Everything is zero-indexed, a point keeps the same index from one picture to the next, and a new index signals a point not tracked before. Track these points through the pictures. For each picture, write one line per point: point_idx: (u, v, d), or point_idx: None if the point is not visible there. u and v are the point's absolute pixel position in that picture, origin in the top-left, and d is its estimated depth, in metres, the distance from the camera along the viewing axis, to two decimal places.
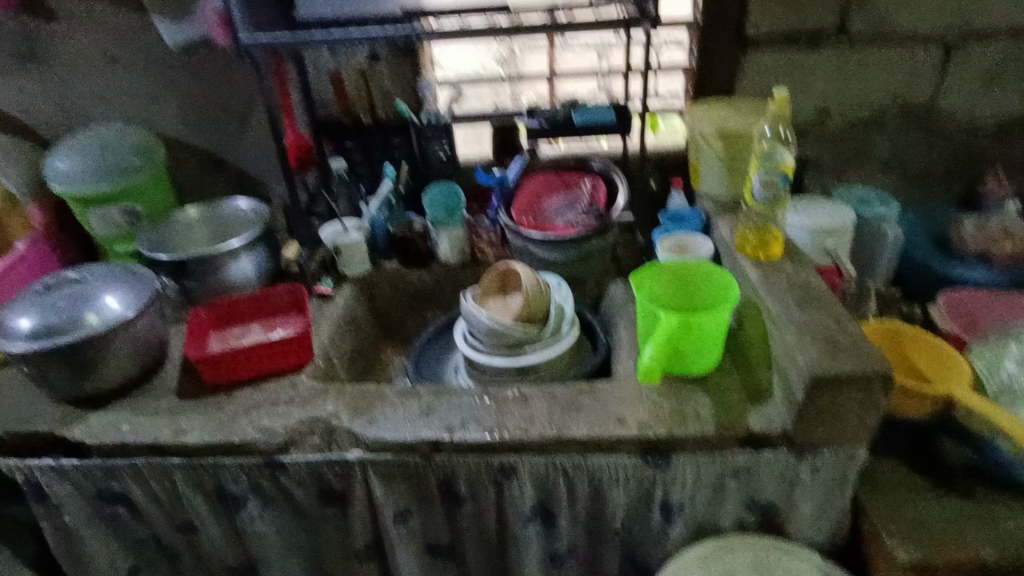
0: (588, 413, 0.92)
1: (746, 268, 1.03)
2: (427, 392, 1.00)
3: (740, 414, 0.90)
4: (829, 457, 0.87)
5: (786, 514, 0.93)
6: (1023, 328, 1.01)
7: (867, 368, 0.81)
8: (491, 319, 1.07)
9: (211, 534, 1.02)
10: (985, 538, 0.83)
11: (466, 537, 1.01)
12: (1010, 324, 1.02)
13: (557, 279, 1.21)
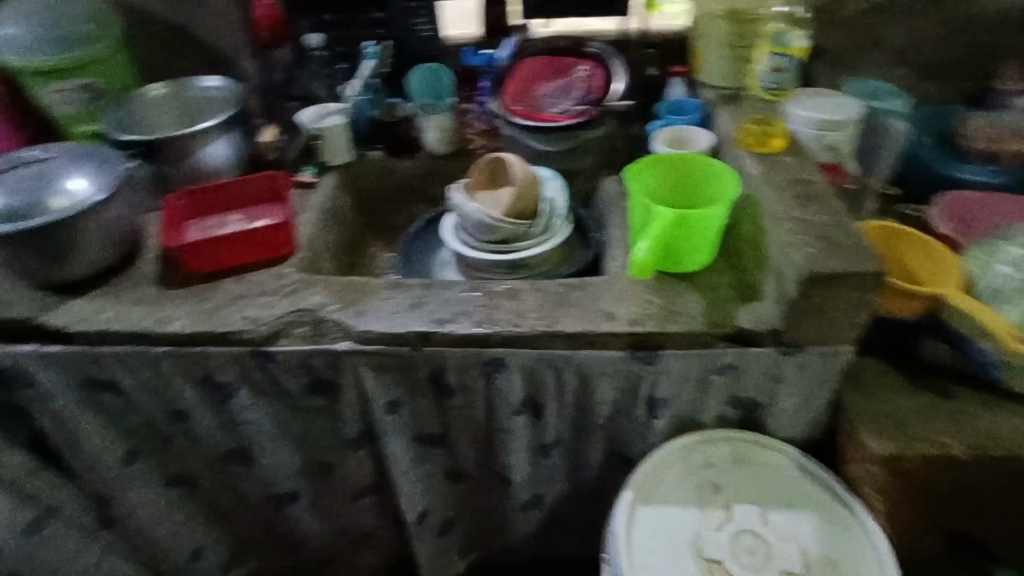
0: (579, 308, 0.92)
1: (746, 162, 0.99)
2: (416, 284, 0.98)
3: (731, 311, 0.89)
4: (815, 354, 0.88)
5: (766, 407, 0.97)
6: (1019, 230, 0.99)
7: (863, 266, 0.80)
8: (482, 213, 1.03)
9: (204, 420, 1.03)
10: (956, 434, 0.87)
11: (456, 425, 1.05)
12: (1007, 226, 1.01)
13: (550, 173, 1.16)
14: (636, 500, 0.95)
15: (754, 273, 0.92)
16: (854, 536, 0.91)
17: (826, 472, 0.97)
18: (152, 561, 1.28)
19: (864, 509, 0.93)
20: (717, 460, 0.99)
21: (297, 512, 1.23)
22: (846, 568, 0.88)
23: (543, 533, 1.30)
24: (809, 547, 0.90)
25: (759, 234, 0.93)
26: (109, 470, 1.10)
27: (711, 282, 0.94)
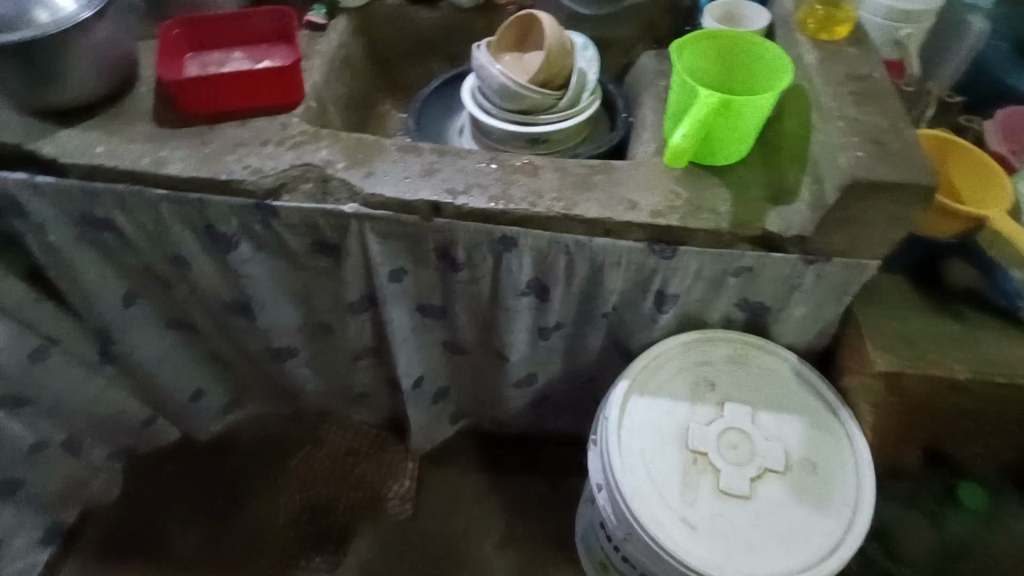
0: (601, 193, 0.87)
1: (804, 49, 0.89)
2: (430, 150, 0.92)
3: (760, 212, 0.85)
4: (838, 265, 0.85)
5: (775, 313, 0.96)
6: None
7: (912, 177, 0.74)
8: (505, 77, 0.95)
9: (204, 269, 1.01)
10: (964, 358, 0.86)
11: (459, 299, 1.04)
12: None
13: (585, 40, 1.05)
14: (631, 389, 0.97)
15: (790, 174, 0.86)
16: (837, 441, 0.93)
17: (820, 381, 0.98)
18: (154, 397, 1.32)
19: (852, 418, 0.95)
20: (716, 359, 0.99)
21: (296, 367, 1.26)
22: (824, 470, 0.91)
23: (532, 409, 1.35)
24: (793, 448, 0.93)
25: (804, 131, 0.86)
26: (109, 308, 1.10)
27: (743, 178, 0.88)
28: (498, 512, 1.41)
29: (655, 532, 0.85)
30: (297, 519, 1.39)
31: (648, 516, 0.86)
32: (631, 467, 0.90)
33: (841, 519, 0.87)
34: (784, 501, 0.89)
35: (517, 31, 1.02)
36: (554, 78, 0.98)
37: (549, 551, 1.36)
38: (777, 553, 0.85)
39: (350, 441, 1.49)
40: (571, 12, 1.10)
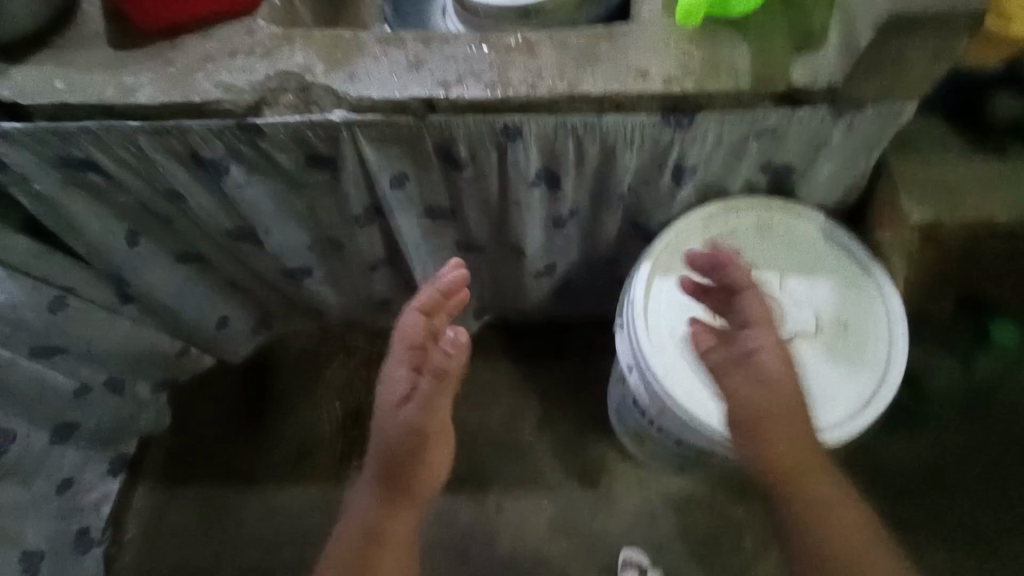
0: (606, 64, 0.79)
1: None
2: (413, 39, 0.83)
3: (783, 64, 0.76)
4: (870, 115, 0.78)
5: (802, 173, 0.90)
6: None
7: (961, 6, 0.64)
8: None
9: (200, 200, 0.97)
10: (1004, 199, 0.81)
11: (467, 198, 1.00)
12: None
13: None
14: (654, 271, 0.95)
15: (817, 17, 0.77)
16: (869, 298, 0.91)
17: (850, 237, 0.94)
18: (182, 329, 1.34)
19: (885, 273, 0.92)
20: (740, 229, 0.96)
21: (314, 284, 1.25)
22: (857, 328, 0.90)
23: (554, 296, 1.34)
24: (823, 309, 0.91)
25: None
26: (115, 250, 1.08)
27: (762, 28, 0.79)
28: (532, 396, 1.46)
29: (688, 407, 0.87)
30: (342, 425, 1.46)
31: (682, 393, 0.88)
32: (662, 348, 0.90)
33: (875, 374, 0.88)
34: (817, 362, 0.89)
35: None
36: None
37: (585, 427, 1.42)
38: (810, 414, 0.86)
39: (380, 348, 1.52)
40: None
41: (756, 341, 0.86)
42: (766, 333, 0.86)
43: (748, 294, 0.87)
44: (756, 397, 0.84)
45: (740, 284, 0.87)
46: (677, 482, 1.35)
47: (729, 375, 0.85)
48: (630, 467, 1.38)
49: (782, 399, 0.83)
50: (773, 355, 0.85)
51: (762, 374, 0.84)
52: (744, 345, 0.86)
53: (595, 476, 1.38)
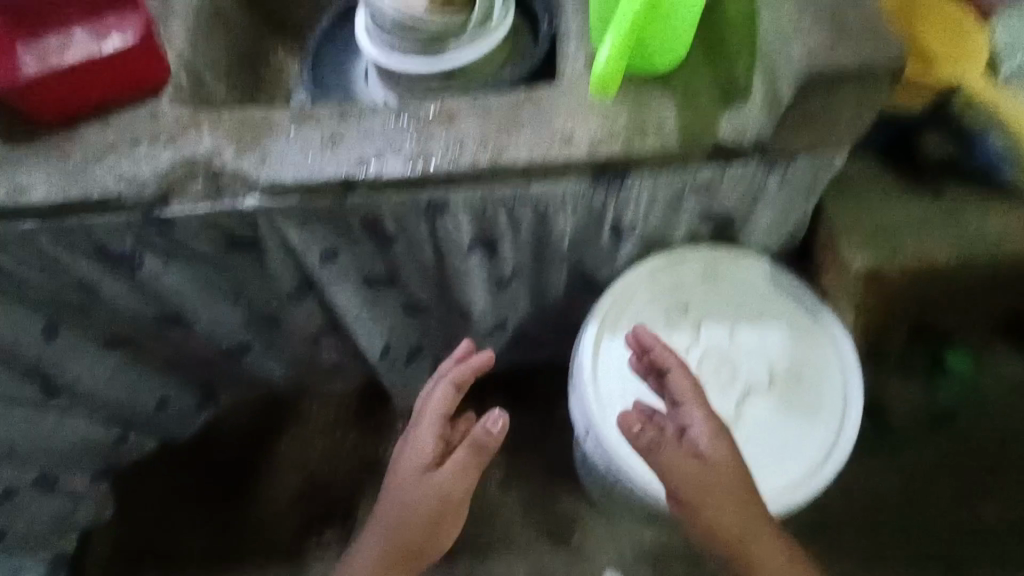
0: (529, 131, 0.75)
1: None
2: (328, 114, 0.79)
3: (709, 120, 0.74)
4: (804, 165, 0.76)
5: (742, 221, 0.88)
6: None
7: (878, 60, 0.62)
8: (397, 7, 0.80)
9: (117, 291, 0.91)
10: (943, 238, 0.79)
11: (404, 266, 0.96)
12: None
13: None
14: (601, 331, 0.92)
15: (740, 69, 0.75)
16: (821, 344, 0.89)
17: (796, 283, 0.92)
18: (119, 415, 1.25)
19: (834, 318, 0.90)
20: (686, 281, 0.93)
21: (256, 359, 1.19)
22: (810, 377, 0.88)
23: (510, 349, 1.30)
24: (775, 358, 0.89)
25: (749, 16, 0.73)
26: (31, 347, 1.01)
27: (686, 84, 0.77)
28: (497, 451, 1.41)
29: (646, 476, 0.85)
30: (299, 498, 1.39)
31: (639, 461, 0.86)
32: (614, 414, 0.88)
33: (832, 426, 0.85)
34: (769, 418, 0.86)
35: None
36: None
37: (553, 480, 1.37)
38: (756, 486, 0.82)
39: (336, 412, 1.45)
40: None
41: (688, 418, 0.80)
42: (694, 411, 0.80)
43: (673, 374, 0.83)
44: (695, 476, 0.76)
45: (665, 364, 0.83)
46: (650, 531, 1.31)
47: (663, 452, 0.78)
48: (602, 519, 1.33)
49: (710, 476, 0.76)
50: (707, 435, 0.78)
51: (698, 448, 0.77)
52: (681, 420, 0.81)
53: (566, 531, 1.33)
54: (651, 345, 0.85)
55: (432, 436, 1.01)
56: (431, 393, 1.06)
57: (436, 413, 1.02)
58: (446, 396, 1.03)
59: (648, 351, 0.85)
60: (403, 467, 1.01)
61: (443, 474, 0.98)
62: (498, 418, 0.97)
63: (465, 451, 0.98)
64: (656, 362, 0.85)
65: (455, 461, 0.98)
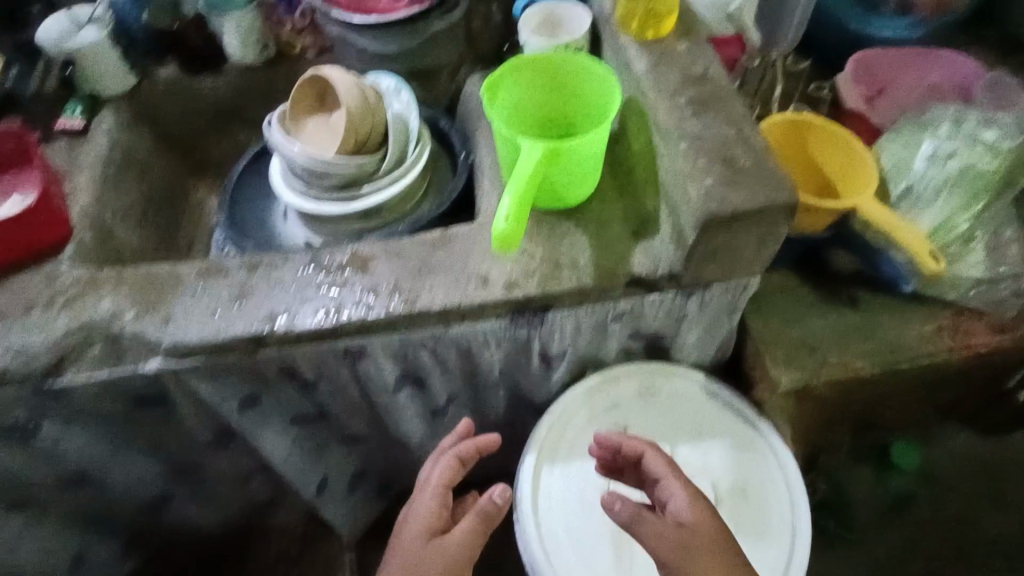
0: (444, 274, 0.74)
1: (632, 56, 0.77)
2: (238, 266, 0.77)
3: (621, 254, 0.75)
4: (720, 291, 0.76)
5: (670, 339, 0.88)
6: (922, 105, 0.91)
7: (771, 201, 0.63)
8: (307, 156, 0.80)
9: (14, 459, 0.84)
10: (865, 351, 0.80)
11: (332, 405, 0.91)
12: (909, 94, 0.92)
13: (397, 81, 0.91)
14: (540, 461, 0.89)
15: (648, 202, 0.76)
16: (764, 459, 0.87)
17: (733, 394, 0.91)
18: None
19: (773, 429, 0.89)
20: (623, 399, 0.92)
21: (181, 505, 1.10)
22: (755, 494, 0.86)
23: None
24: (720, 477, 0.87)
25: (650, 153, 0.75)
26: None
27: (598, 219, 0.78)
28: None
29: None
30: None
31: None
32: (557, 551, 0.83)
33: (784, 547, 0.82)
34: None
35: (314, 89, 0.87)
36: (367, 141, 0.84)
37: None
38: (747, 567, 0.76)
39: (277, 548, 1.35)
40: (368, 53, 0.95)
41: (668, 492, 0.78)
42: (672, 484, 0.78)
43: (646, 458, 0.81)
44: (678, 547, 0.73)
45: (638, 452, 0.82)
46: None
47: (643, 522, 0.75)
48: None
49: (693, 543, 0.72)
50: (688, 505, 0.75)
51: (678, 518, 0.74)
52: (663, 496, 0.78)
53: None
54: (619, 441, 0.84)
55: (433, 506, 0.82)
56: (431, 470, 0.86)
57: (438, 494, 0.83)
58: (447, 472, 0.83)
59: (617, 448, 0.84)
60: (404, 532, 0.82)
61: (451, 544, 0.78)
62: (507, 489, 0.80)
63: (472, 517, 0.79)
64: (630, 455, 0.83)
65: (460, 532, 0.79)
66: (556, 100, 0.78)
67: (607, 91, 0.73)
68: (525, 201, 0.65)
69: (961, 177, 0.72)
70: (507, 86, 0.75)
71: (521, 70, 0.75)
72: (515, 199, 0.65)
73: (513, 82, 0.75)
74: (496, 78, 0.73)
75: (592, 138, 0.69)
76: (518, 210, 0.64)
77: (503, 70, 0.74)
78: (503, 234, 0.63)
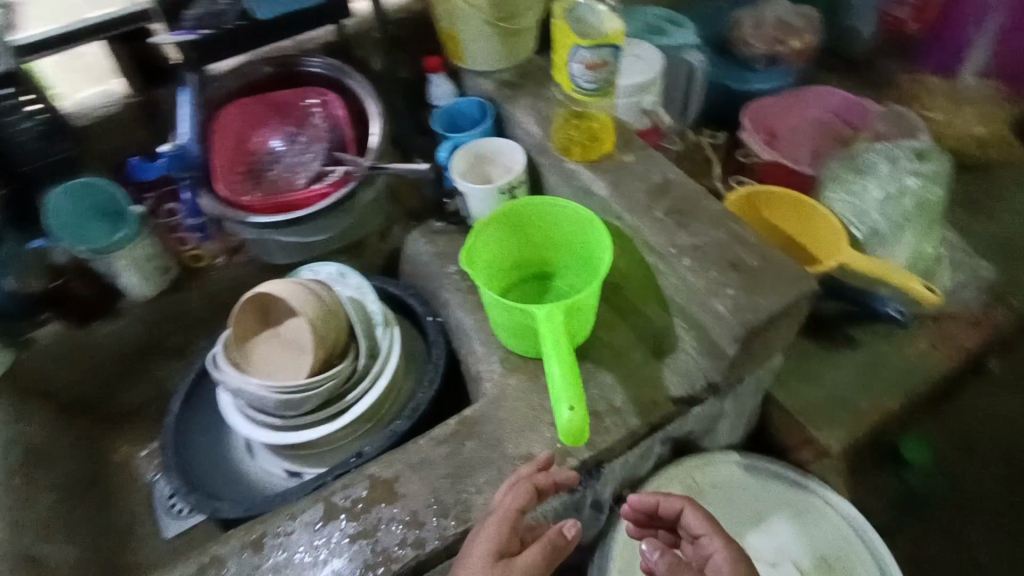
0: (484, 470, 0.66)
1: (589, 180, 0.75)
2: (236, 550, 0.62)
3: (652, 380, 0.71)
4: (751, 381, 0.75)
5: (703, 434, 0.85)
6: (821, 143, 0.98)
7: (796, 293, 0.63)
8: (277, 389, 0.69)
9: None
10: (885, 386, 0.82)
11: None
12: (807, 134, 0.99)
13: (337, 266, 0.83)
14: None
15: (656, 319, 0.74)
16: (828, 519, 0.86)
17: (772, 464, 0.90)
18: None
19: (822, 484, 0.88)
20: None
21: None
22: (837, 559, 0.84)
23: None
24: (798, 555, 0.84)
25: (644, 271, 0.72)
26: None
27: (612, 351, 0.74)
28: None
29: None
30: None
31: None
32: None
33: None
34: None
35: (254, 308, 0.76)
36: (336, 345, 0.74)
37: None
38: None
39: None
40: (291, 243, 0.85)
41: (709, 551, 0.69)
42: (715, 541, 0.70)
43: (685, 515, 0.73)
44: None
45: (676, 509, 0.73)
46: None
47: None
48: None
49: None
50: (731, 565, 0.68)
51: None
52: (702, 554, 0.71)
53: None
54: (655, 500, 0.74)
55: (497, 533, 0.58)
56: (499, 500, 0.62)
57: (505, 523, 0.58)
58: (523, 501, 0.59)
59: (652, 507, 0.75)
60: None
61: (517, 573, 0.56)
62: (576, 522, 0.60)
63: (542, 549, 0.58)
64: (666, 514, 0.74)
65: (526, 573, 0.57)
66: (527, 244, 0.76)
67: (584, 225, 0.71)
68: (570, 376, 0.59)
69: (918, 210, 0.80)
70: (481, 249, 0.72)
71: (490, 229, 0.72)
72: (559, 379, 0.59)
73: (486, 244, 0.72)
74: (469, 246, 0.69)
75: (598, 281, 0.65)
76: (570, 391, 0.58)
77: (474, 236, 0.70)
78: (571, 425, 0.57)
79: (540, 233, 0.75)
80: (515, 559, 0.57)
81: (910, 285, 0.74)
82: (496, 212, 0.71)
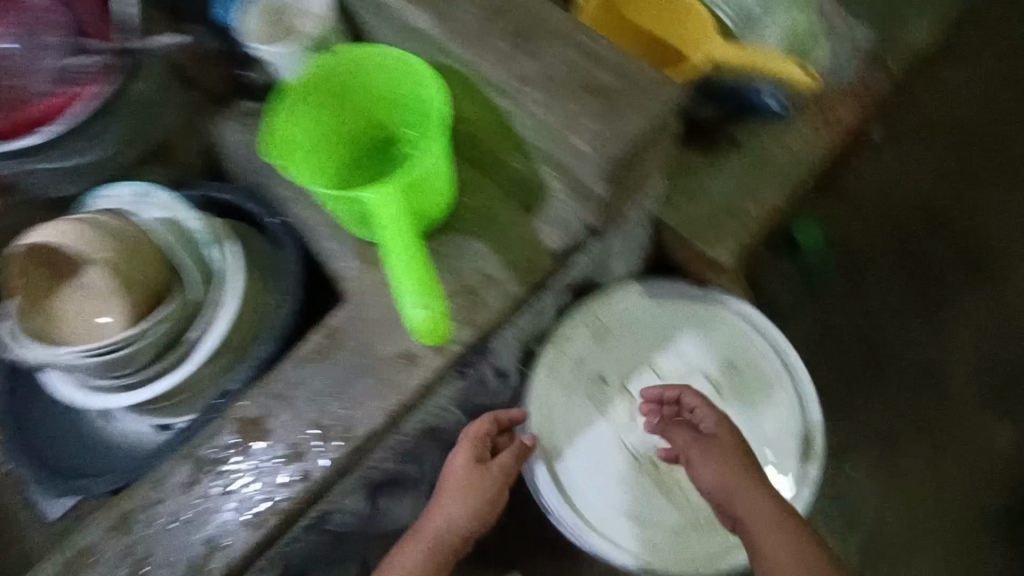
0: (360, 380, 0.59)
1: (406, 11, 0.60)
2: (101, 536, 0.55)
3: (525, 238, 0.64)
4: (634, 213, 0.69)
5: (598, 274, 0.81)
6: None
7: (660, 110, 0.54)
8: (95, 351, 0.58)
9: None
10: (772, 183, 0.79)
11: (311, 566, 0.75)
12: None
13: (139, 184, 0.67)
14: (551, 461, 0.82)
15: (518, 167, 0.64)
16: (731, 326, 0.87)
17: (675, 284, 0.88)
18: None
19: (723, 294, 0.88)
20: (584, 352, 0.86)
21: None
22: (743, 361, 0.85)
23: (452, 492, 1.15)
24: (706, 365, 0.85)
25: (493, 116, 0.61)
26: None
27: (478, 214, 0.65)
28: None
29: (690, 558, 0.80)
30: None
31: (676, 550, 0.80)
32: (615, 528, 0.81)
33: (791, 392, 0.84)
34: (739, 424, 0.83)
35: (39, 261, 0.62)
36: (158, 285, 0.63)
37: None
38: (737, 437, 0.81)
39: None
40: (65, 167, 0.68)
41: (703, 418, 0.79)
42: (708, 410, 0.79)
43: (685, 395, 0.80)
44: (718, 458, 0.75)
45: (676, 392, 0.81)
46: None
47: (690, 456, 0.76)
48: None
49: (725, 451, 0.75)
50: (720, 423, 0.78)
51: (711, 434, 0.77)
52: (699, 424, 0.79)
53: None
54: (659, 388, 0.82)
55: (470, 448, 0.77)
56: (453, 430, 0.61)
57: (473, 440, 0.77)
58: (487, 430, 0.78)
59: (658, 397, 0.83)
60: (436, 509, 0.75)
61: (495, 471, 0.77)
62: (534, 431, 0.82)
63: (515, 456, 0.78)
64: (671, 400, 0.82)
65: (498, 472, 0.77)
66: (354, 110, 0.63)
67: (405, 76, 0.58)
68: (417, 269, 0.53)
69: None
70: (295, 131, 0.59)
71: (300, 104, 0.59)
72: (406, 273, 0.53)
73: (301, 124, 0.60)
74: (278, 132, 0.58)
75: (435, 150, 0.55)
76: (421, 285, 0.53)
77: (280, 119, 0.58)
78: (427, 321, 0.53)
79: (365, 95, 0.62)
80: (491, 463, 0.77)
81: (789, 71, 0.72)
82: (298, 83, 0.58)
